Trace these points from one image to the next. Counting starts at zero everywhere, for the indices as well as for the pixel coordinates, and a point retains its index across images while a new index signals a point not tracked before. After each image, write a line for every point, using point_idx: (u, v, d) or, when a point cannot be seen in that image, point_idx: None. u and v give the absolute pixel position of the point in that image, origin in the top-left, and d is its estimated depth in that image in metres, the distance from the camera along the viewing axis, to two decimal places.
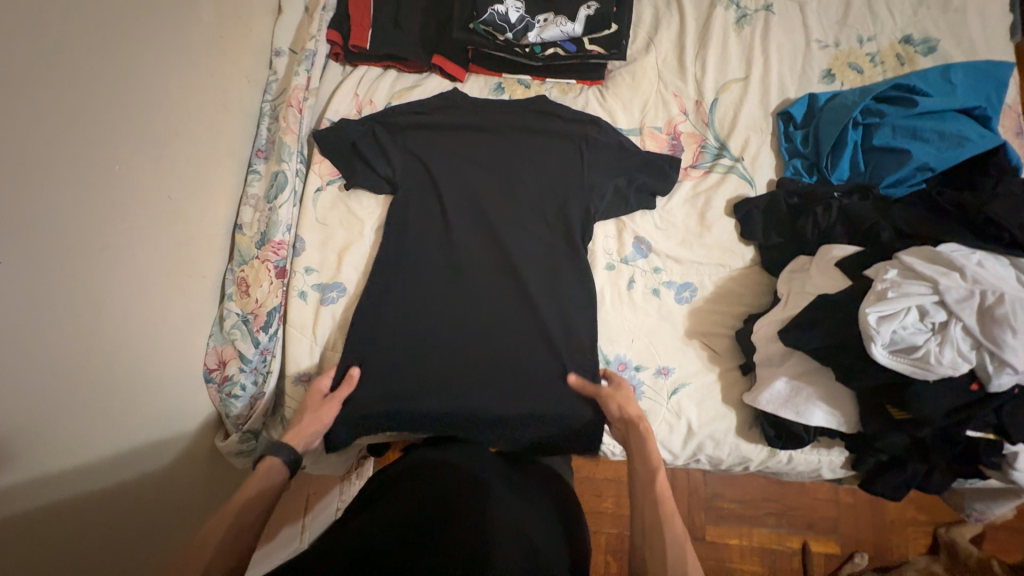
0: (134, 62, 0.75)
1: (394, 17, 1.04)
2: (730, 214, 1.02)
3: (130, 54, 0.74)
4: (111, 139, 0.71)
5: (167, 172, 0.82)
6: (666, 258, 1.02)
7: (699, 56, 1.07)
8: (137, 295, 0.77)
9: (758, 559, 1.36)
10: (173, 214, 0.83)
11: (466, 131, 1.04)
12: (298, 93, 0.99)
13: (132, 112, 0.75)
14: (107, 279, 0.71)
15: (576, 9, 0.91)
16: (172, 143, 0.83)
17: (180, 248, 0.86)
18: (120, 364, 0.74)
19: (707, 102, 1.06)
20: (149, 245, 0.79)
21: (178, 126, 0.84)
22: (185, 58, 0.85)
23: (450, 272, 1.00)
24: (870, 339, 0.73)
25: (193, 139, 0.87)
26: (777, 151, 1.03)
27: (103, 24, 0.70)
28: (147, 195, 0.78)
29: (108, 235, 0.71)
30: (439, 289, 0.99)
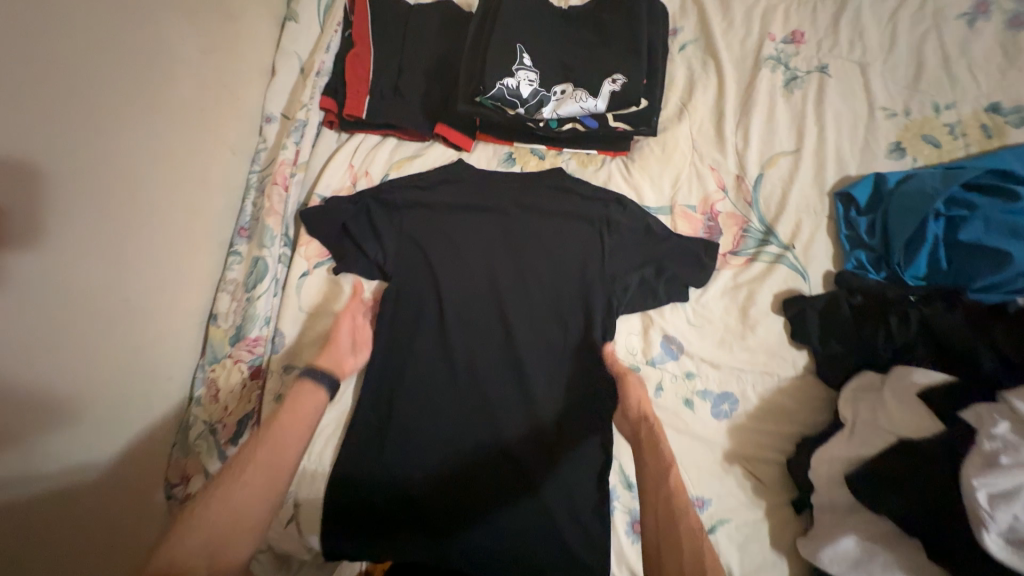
0: (105, 145, 0.65)
1: (394, 83, 0.94)
2: (779, 312, 0.87)
3: (100, 138, 0.65)
4: (68, 238, 0.61)
5: (137, 266, 0.72)
6: (700, 362, 0.87)
7: (740, 124, 0.93)
8: (87, 414, 0.66)
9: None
10: (139, 313, 0.73)
11: (472, 209, 0.93)
12: (284, 169, 0.89)
13: (100, 205, 0.65)
14: (39, 420, 0.59)
15: (599, 81, 0.78)
16: (145, 233, 0.73)
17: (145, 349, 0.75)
18: (59, 504, 0.62)
19: (751, 178, 0.91)
20: (108, 353, 0.68)
21: (153, 212, 0.74)
22: (166, 133, 0.76)
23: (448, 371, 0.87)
24: (980, 525, 0.55)
25: (167, 224, 0.77)
26: (835, 239, 0.88)
27: (66, 109, 0.60)
28: (112, 298, 0.68)
29: (58, 355, 0.61)
30: (433, 393, 0.86)
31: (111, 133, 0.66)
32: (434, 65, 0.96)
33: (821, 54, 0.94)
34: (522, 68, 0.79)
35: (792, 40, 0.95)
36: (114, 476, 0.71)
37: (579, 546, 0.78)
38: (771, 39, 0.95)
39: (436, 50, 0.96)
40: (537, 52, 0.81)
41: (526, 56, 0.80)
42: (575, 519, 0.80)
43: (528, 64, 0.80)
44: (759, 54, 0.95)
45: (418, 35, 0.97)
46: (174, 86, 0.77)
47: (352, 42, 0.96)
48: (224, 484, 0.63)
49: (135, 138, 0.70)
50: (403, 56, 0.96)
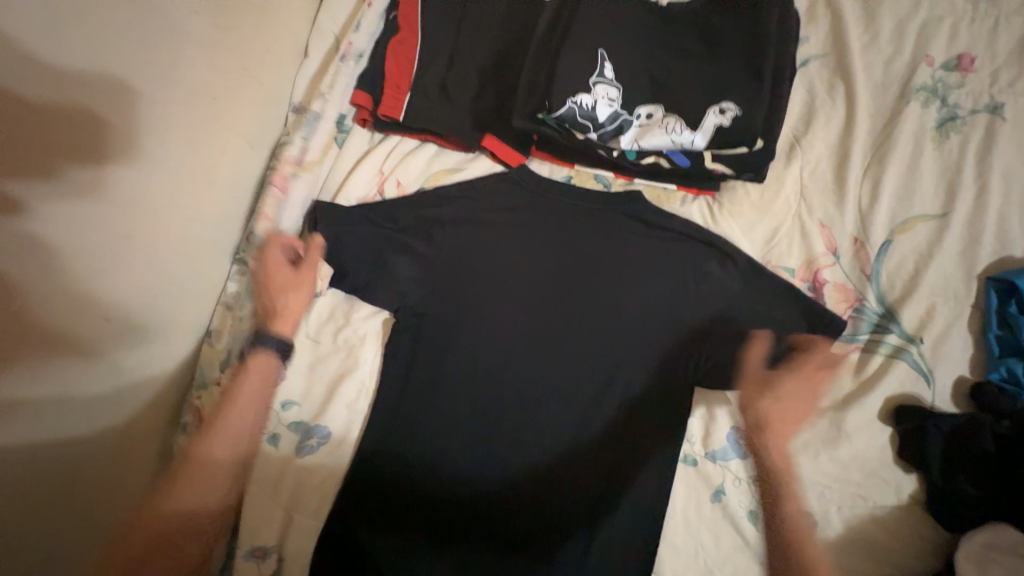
0: (83, 157, 0.52)
1: (442, 81, 0.79)
2: (887, 420, 0.69)
3: (68, 145, 0.50)
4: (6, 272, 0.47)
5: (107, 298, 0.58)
6: (773, 467, 0.70)
7: (868, 173, 0.73)
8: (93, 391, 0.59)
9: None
10: (107, 346, 0.60)
11: (526, 240, 0.78)
12: (285, 168, 0.77)
13: (56, 223, 0.51)
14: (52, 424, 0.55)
15: (702, 110, 0.60)
16: (125, 255, 0.60)
17: (119, 392, 0.63)
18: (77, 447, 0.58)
19: (874, 243, 0.72)
20: (70, 396, 0.56)
21: None
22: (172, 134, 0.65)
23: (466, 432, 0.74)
24: None
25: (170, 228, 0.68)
26: (978, 337, 0.68)
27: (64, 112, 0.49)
28: (67, 336, 0.54)
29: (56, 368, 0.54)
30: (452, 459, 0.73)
31: (88, 136, 0.52)
32: (492, 62, 0.79)
33: (997, 88, 0.71)
34: (602, 83, 0.61)
35: (957, 65, 0.72)
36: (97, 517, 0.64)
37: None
38: (928, 62, 0.73)
39: (494, 44, 0.79)
40: (625, 62, 0.63)
41: (608, 67, 0.62)
42: None
43: (610, 77, 0.62)
44: (908, 81, 0.73)
45: (476, 23, 0.80)
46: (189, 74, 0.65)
47: (397, 26, 0.81)
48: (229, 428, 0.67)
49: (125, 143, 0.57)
50: (456, 47, 0.80)
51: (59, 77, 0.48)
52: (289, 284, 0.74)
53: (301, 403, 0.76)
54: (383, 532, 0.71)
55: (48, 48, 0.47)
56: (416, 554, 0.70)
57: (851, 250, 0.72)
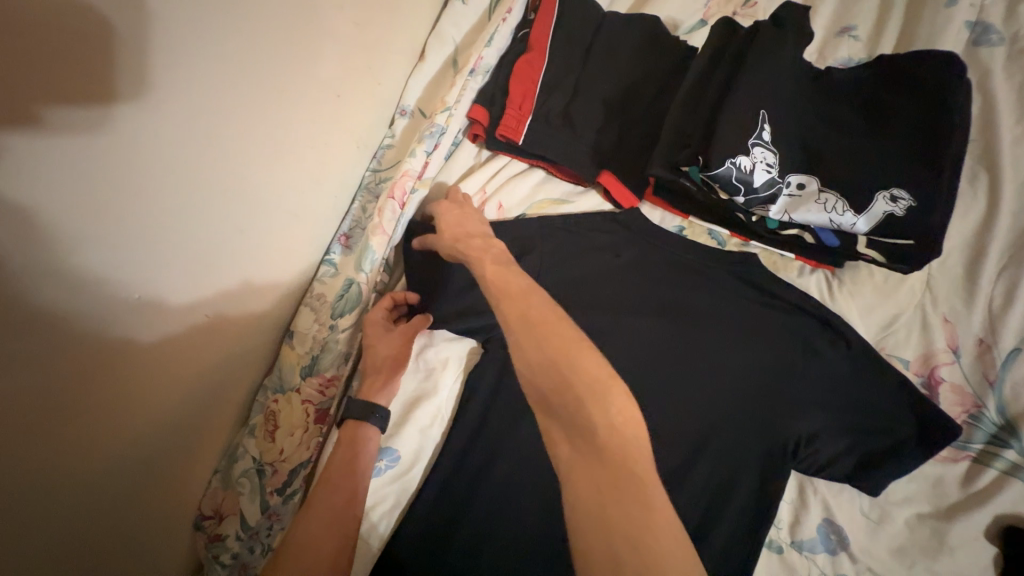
0: (211, 124, 0.51)
1: (565, 109, 0.76)
2: (993, 539, 0.65)
3: (103, 89, 0.39)
4: (69, 241, 0.41)
5: (161, 263, 0.50)
6: (864, 569, 0.66)
7: (1003, 274, 0.69)
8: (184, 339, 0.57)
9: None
10: (177, 312, 0.55)
11: (629, 286, 0.74)
12: (405, 182, 0.71)
13: (82, 197, 0.41)
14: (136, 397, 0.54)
15: (867, 192, 0.56)
16: (189, 213, 0.52)
17: (127, 383, 0.53)
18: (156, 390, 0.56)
19: (1001, 349, 0.68)
20: (167, 335, 0.55)
21: None
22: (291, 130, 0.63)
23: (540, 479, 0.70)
24: None
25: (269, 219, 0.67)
26: None
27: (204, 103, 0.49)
28: (68, 326, 0.44)
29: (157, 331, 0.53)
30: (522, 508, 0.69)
31: (113, 84, 0.40)
32: (618, 97, 0.76)
33: None
34: (760, 145, 0.58)
35: None
36: (151, 505, 0.62)
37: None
38: None
39: (624, 79, 0.76)
40: (783, 127, 0.60)
41: (767, 129, 0.59)
42: None
43: (768, 140, 0.58)
44: None
45: (609, 56, 0.77)
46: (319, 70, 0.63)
47: (526, 45, 0.77)
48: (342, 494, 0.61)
49: (178, 90, 0.46)
50: (585, 77, 0.77)
51: (207, 57, 0.48)
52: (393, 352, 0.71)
53: None
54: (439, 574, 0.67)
55: (211, 35, 0.47)
56: None
57: (975, 352, 0.69)
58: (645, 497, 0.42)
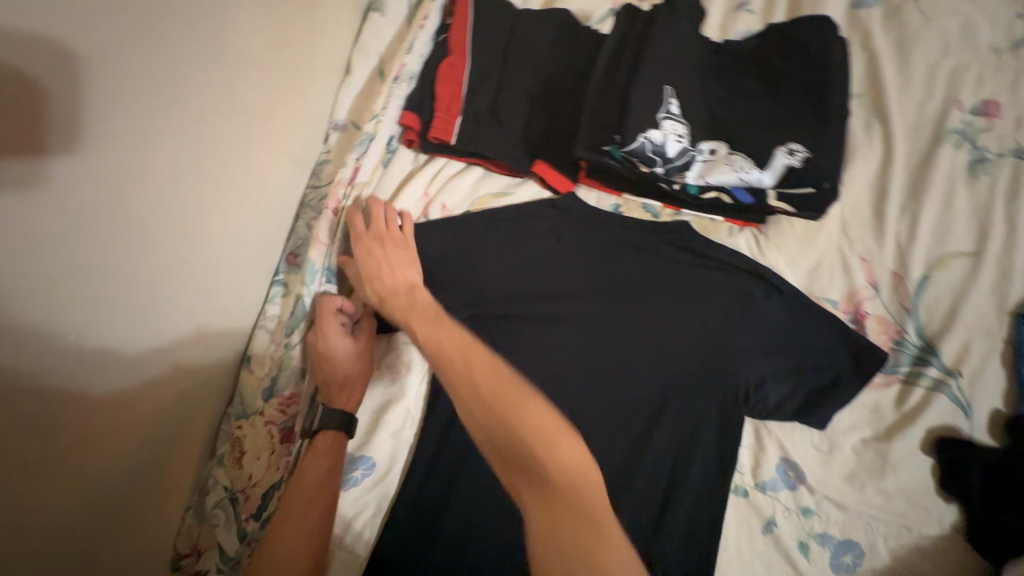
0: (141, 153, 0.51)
1: (492, 105, 0.79)
2: (928, 450, 0.71)
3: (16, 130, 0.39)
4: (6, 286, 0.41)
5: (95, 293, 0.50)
6: (822, 498, 0.71)
7: (905, 210, 0.76)
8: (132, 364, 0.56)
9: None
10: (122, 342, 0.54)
11: (576, 267, 0.78)
12: (337, 189, 0.76)
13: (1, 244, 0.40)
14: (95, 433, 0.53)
15: (769, 149, 0.61)
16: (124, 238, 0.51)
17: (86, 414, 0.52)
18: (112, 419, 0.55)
19: (912, 279, 0.74)
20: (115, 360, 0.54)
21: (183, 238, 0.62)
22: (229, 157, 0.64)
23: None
24: None
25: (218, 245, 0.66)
26: (1010, 372, 0.72)
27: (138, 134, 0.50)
28: (10, 381, 0.43)
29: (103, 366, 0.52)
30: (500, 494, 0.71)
31: (23, 129, 0.40)
32: (541, 89, 0.80)
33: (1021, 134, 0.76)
34: (670, 119, 0.62)
35: (985, 110, 0.77)
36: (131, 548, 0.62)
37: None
38: (959, 106, 0.77)
39: (545, 72, 0.80)
40: (689, 99, 0.64)
41: (674, 103, 0.63)
42: None
43: (677, 113, 0.63)
44: (941, 123, 0.77)
45: (527, 51, 0.80)
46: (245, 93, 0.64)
47: (447, 48, 0.80)
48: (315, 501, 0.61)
49: (93, 122, 0.45)
50: (507, 73, 0.79)
51: (134, 91, 0.48)
52: (349, 355, 0.72)
53: None
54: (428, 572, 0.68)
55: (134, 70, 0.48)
56: None
57: (891, 286, 0.75)
58: (505, 409, 0.50)
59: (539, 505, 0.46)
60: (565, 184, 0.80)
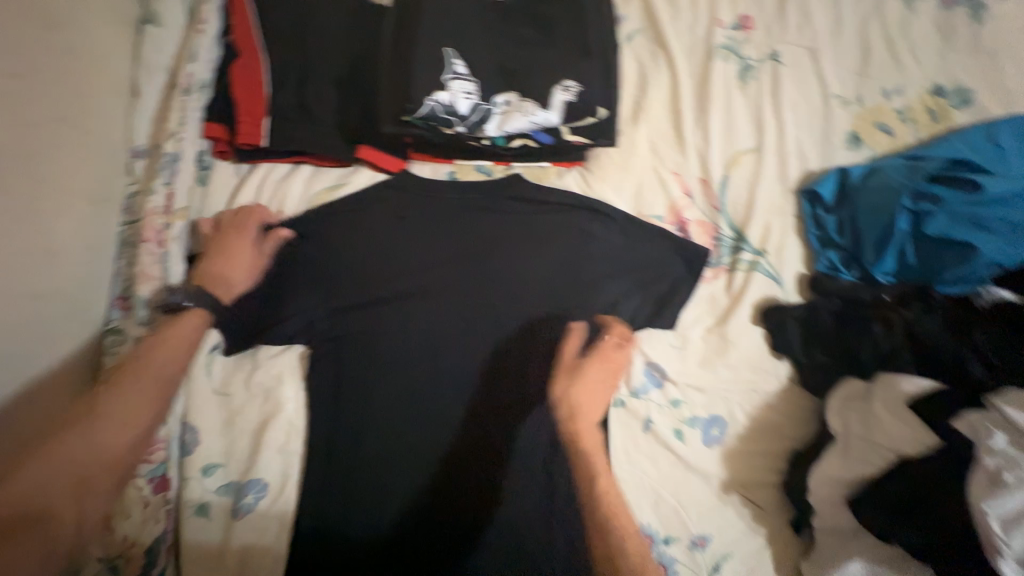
0: None
1: (300, 98, 0.77)
2: (759, 322, 0.82)
3: None
4: None
5: None
6: (685, 386, 0.80)
7: (698, 123, 0.86)
8: None
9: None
10: None
11: (425, 240, 0.80)
12: (154, 220, 0.70)
13: None
14: None
15: (548, 89, 0.66)
16: None
17: None
18: None
19: (716, 180, 0.85)
20: None
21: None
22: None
23: (390, 449, 0.72)
24: (995, 553, 0.53)
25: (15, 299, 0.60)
26: (805, 240, 0.83)
27: None
28: None
29: None
30: (381, 480, 0.71)
31: None
32: (347, 73, 0.78)
33: (771, 40, 0.89)
34: (457, 78, 0.65)
35: (741, 25, 0.89)
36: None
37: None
38: (720, 25, 0.88)
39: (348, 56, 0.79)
40: (472, 56, 0.67)
41: (459, 63, 0.66)
42: None
43: (463, 72, 0.66)
44: (709, 42, 0.88)
45: (322, 37, 0.78)
46: None
47: (236, 50, 0.76)
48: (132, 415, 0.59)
49: None
50: (306, 64, 0.77)
51: None
52: (247, 265, 0.72)
53: (224, 462, 0.71)
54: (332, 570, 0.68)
55: None
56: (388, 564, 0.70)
57: (703, 191, 0.85)
58: (591, 482, 0.64)
59: (624, 541, 0.60)
60: (397, 163, 0.81)
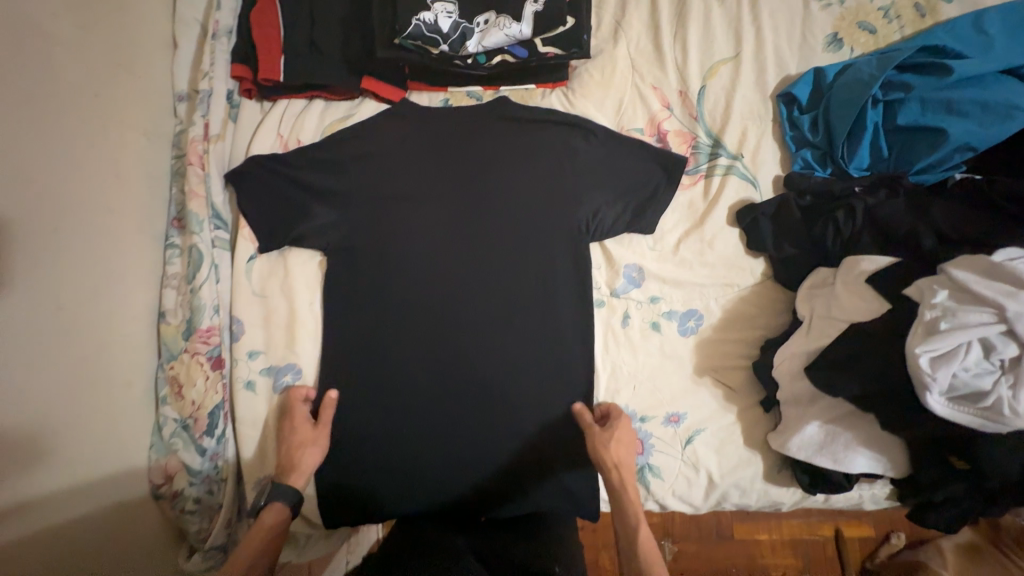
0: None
1: (309, 37, 0.87)
2: (733, 224, 0.87)
3: None
4: None
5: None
6: (663, 286, 0.88)
7: (678, 37, 0.90)
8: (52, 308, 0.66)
9: (790, 552, 1.22)
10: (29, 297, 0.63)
11: (425, 162, 0.90)
12: (195, 146, 0.84)
13: None
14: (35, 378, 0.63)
15: (520, 4, 0.73)
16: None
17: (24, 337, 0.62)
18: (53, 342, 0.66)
19: (694, 91, 0.89)
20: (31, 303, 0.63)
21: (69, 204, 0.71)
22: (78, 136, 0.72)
23: (387, 411, 0.86)
24: (923, 388, 0.59)
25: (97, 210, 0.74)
26: (781, 142, 0.87)
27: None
28: None
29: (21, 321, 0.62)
30: (387, 435, 0.86)
31: None
32: (348, 11, 0.87)
33: None
34: (438, 1, 0.73)
35: None
36: (115, 478, 0.75)
37: (577, 481, 0.86)
38: None
39: None
40: None
41: None
42: (565, 449, 0.86)
43: None
44: None
45: None
46: (64, 73, 0.71)
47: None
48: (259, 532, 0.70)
49: None
50: (312, 4, 0.87)
51: None
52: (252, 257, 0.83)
53: (265, 349, 0.86)
54: (350, 502, 0.86)
55: None
56: (405, 430, 0.85)
57: (682, 102, 0.90)
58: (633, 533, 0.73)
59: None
60: (395, 92, 0.90)
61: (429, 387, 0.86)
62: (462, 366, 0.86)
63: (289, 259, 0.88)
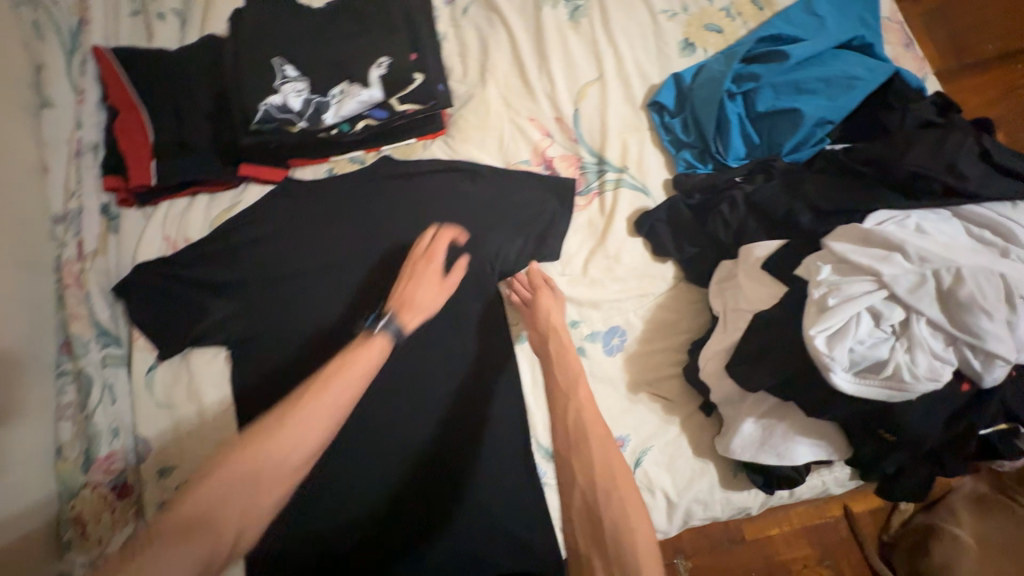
0: None
1: (178, 137, 0.87)
2: (635, 234, 0.87)
3: None
4: None
5: None
6: (581, 308, 0.86)
7: (543, 69, 0.93)
8: None
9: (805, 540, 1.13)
10: None
11: (320, 234, 0.88)
12: (70, 267, 0.82)
13: None
14: None
15: (367, 69, 0.75)
16: None
17: None
18: None
19: (568, 115, 0.91)
20: None
21: None
22: None
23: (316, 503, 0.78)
24: (826, 370, 0.57)
25: None
26: (662, 147, 0.89)
27: None
28: None
29: None
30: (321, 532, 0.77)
31: None
32: (215, 105, 0.88)
33: None
34: (287, 82, 0.74)
35: None
36: None
37: (536, 537, 0.79)
38: None
39: (212, 90, 0.89)
40: (297, 56, 0.75)
41: (289, 68, 0.75)
42: (517, 504, 0.79)
43: (293, 75, 0.74)
44: None
45: (186, 80, 0.88)
46: None
47: (116, 111, 0.87)
48: (303, 405, 0.50)
49: None
50: (178, 106, 0.87)
51: None
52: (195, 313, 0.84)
53: (177, 463, 0.79)
54: None
55: None
56: (341, 518, 0.77)
57: (560, 127, 0.91)
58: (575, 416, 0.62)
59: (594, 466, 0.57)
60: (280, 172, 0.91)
61: (364, 466, 0.80)
62: (394, 435, 0.81)
63: (190, 360, 0.84)
